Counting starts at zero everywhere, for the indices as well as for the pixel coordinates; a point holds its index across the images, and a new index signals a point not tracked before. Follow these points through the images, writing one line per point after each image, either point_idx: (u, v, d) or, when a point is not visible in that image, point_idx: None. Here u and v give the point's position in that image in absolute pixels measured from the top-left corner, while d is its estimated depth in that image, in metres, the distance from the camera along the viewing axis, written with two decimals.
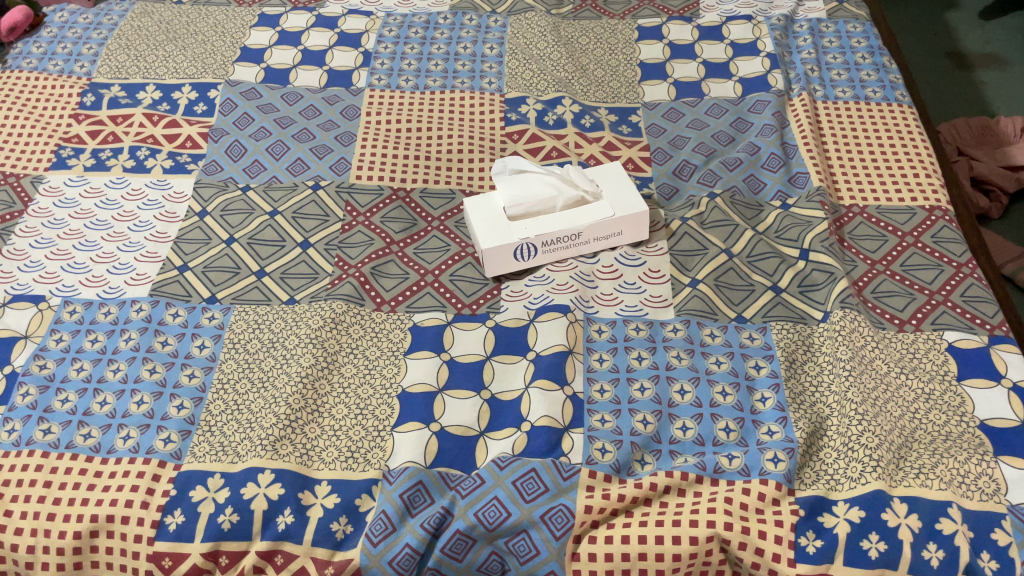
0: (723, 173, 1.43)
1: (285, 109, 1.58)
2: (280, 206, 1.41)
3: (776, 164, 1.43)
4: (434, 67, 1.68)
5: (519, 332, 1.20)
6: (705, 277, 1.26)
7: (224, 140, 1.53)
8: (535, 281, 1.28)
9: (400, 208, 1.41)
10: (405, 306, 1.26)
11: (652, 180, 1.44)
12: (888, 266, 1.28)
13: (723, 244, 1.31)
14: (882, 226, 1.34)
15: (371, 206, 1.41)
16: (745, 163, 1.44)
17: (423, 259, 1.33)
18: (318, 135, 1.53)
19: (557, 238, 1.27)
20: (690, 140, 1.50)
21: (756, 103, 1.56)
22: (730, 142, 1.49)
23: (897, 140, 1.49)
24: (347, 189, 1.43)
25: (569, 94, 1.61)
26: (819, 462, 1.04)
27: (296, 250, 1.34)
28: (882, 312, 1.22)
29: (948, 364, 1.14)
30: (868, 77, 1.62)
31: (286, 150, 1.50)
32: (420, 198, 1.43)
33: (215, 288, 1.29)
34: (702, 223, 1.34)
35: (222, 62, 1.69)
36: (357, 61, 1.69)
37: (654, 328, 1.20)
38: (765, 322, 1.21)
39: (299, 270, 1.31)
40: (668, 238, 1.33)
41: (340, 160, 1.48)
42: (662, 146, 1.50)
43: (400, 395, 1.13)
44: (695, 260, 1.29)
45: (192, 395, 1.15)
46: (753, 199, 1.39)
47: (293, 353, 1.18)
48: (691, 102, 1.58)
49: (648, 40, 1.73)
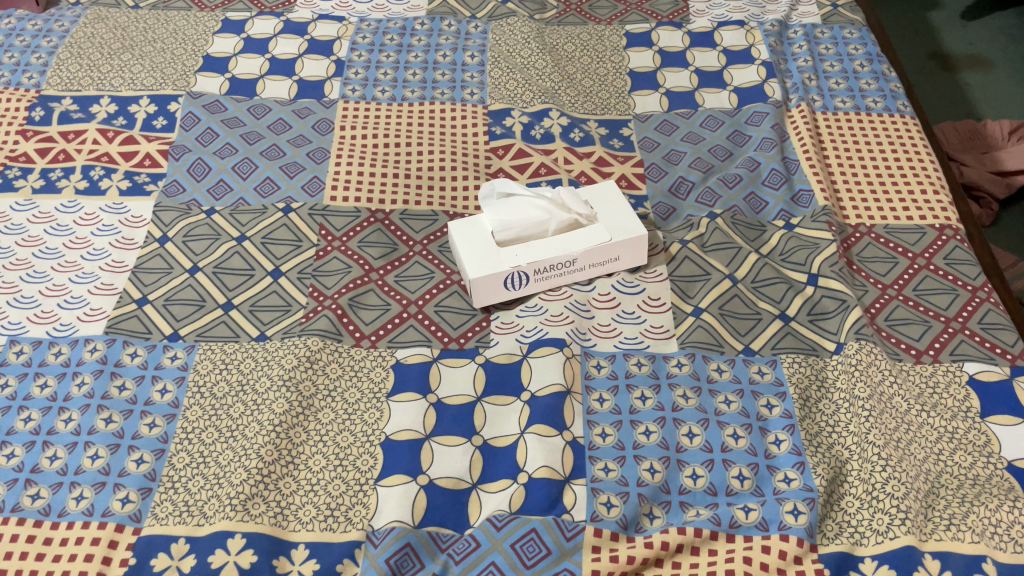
0: (723, 191, 1.35)
1: (252, 123, 1.47)
2: (248, 230, 1.30)
3: (778, 181, 1.35)
4: (412, 76, 1.58)
5: (511, 370, 1.11)
6: (708, 305, 1.18)
7: (186, 158, 1.42)
8: (527, 311, 1.19)
9: (379, 231, 1.31)
10: (387, 341, 1.16)
11: (648, 199, 1.35)
12: (900, 291, 1.21)
13: (727, 269, 1.23)
14: (891, 247, 1.27)
15: (347, 229, 1.31)
16: (745, 180, 1.36)
17: (405, 287, 1.23)
18: (288, 151, 1.42)
19: (550, 266, 1.18)
20: (685, 155, 1.42)
21: (753, 115, 1.48)
22: (728, 157, 1.41)
23: (902, 154, 1.42)
24: (320, 211, 1.33)
25: (556, 105, 1.52)
26: (840, 513, 0.96)
27: (267, 279, 1.24)
28: (897, 342, 1.14)
29: (970, 400, 1.07)
30: (868, 86, 1.55)
31: (254, 169, 1.39)
32: (400, 219, 1.33)
33: (178, 324, 1.18)
34: (703, 246, 1.26)
35: (182, 71, 1.57)
36: (329, 71, 1.59)
37: (656, 363, 1.12)
38: (774, 354, 1.13)
39: (270, 302, 1.21)
40: (668, 262, 1.24)
41: (312, 179, 1.38)
42: (656, 161, 1.41)
43: (384, 443, 1.04)
44: (697, 287, 1.21)
45: (153, 447, 1.04)
46: (755, 219, 1.31)
47: (264, 397, 1.08)
48: (685, 114, 1.50)
49: (637, 47, 1.64)
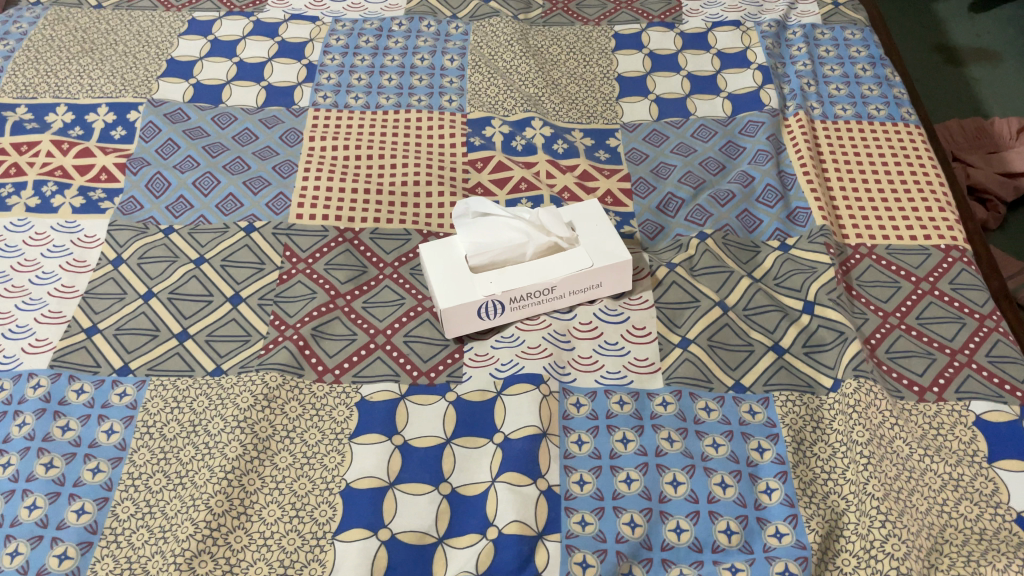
0: (714, 209, 1.26)
1: (217, 133, 1.39)
2: (207, 251, 1.22)
3: (773, 198, 1.27)
4: (388, 82, 1.50)
5: (483, 408, 1.04)
6: (696, 336, 1.10)
7: (144, 172, 1.33)
8: (502, 342, 1.11)
9: (347, 252, 1.23)
10: (351, 375, 1.08)
11: (634, 216, 1.27)
12: (902, 319, 1.13)
13: (717, 295, 1.15)
14: (894, 270, 1.19)
15: (314, 250, 1.23)
16: (738, 197, 1.28)
17: (373, 315, 1.15)
18: (253, 164, 1.34)
19: (527, 294, 1.10)
20: (675, 168, 1.33)
21: (748, 124, 1.39)
22: (720, 171, 1.33)
23: (906, 167, 1.34)
24: (285, 230, 1.25)
25: (539, 113, 1.43)
26: (835, 573, 0.89)
27: (225, 306, 1.16)
28: (899, 377, 1.06)
29: (976, 443, 0.99)
30: (870, 92, 1.46)
31: (216, 184, 1.31)
32: (370, 239, 1.25)
33: (129, 356, 1.11)
34: (692, 270, 1.18)
35: (144, 77, 1.49)
36: (300, 76, 1.50)
37: (640, 401, 1.04)
38: (766, 391, 1.05)
39: (228, 332, 1.13)
40: (654, 288, 1.16)
41: (278, 195, 1.30)
42: (644, 175, 1.33)
43: (344, 492, 0.96)
44: (685, 315, 1.13)
45: (95, 495, 0.97)
46: (748, 239, 1.23)
47: (217, 440, 1.00)
48: (675, 123, 1.42)
49: (626, 49, 1.56)
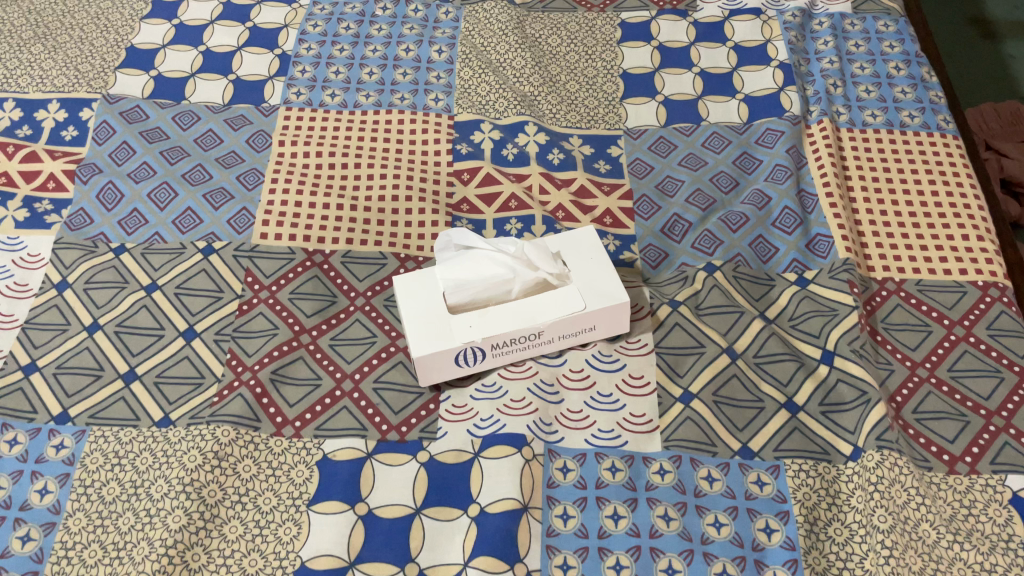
0: (724, 234, 1.13)
1: (176, 136, 1.26)
2: (160, 276, 1.11)
3: (791, 224, 1.14)
4: (368, 76, 1.35)
5: (458, 473, 0.92)
6: (700, 389, 0.98)
7: (95, 181, 1.20)
8: (483, 392, 0.99)
9: (315, 279, 1.11)
10: (313, 428, 0.97)
11: (635, 241, 1.14)
12: (932, 372, 1.01)
13: (724, 340, 1.02)
14: (924, 310, 1.06)
15: (278, 276, 1.11)
16: (752, 220, 1.14)
17: (340, 355, 1.04)
18: (215, 174, 1.21)
19: (510, 340, 0.98)
20: (683, 185, 1.20)
21: (765, 133, 1.25)
22: (733, 189, 1.19)
23: (941, 185, 1.19)
24: (247, 251, 1.13)
25: (534, 116, 1.29)
26: None
27: (177, 342, 1.05)
28: (927, 443, 0.95)
29: (1013, 526, 0.88)
30: (903, 95, 1.32)
31: (173, 196, 1.18)
32: (341, 263, 1.13)
33: (69, 401, 1.00)
34: (698, 308, 1.05)
35: (100, 68, 1.35)
36: (272, 68, 1.36)
37: (634, 468, 0.92)
38: (777, 458, 0.93)
39: (179, 373, 1.02)
40: (654, 329, 1.04)
41: (241, 211, 1.17)
42: (648, 192, 1.20)
43: (299, 571, 0.86)
44: (688, 363, 1.01)
45: (24, 569, 0.87)
46: (760, 271, 1.10)
47: (161, 506, 0.90)
48: (685, 129, 1.28)
49: (634, 40, 1.41)
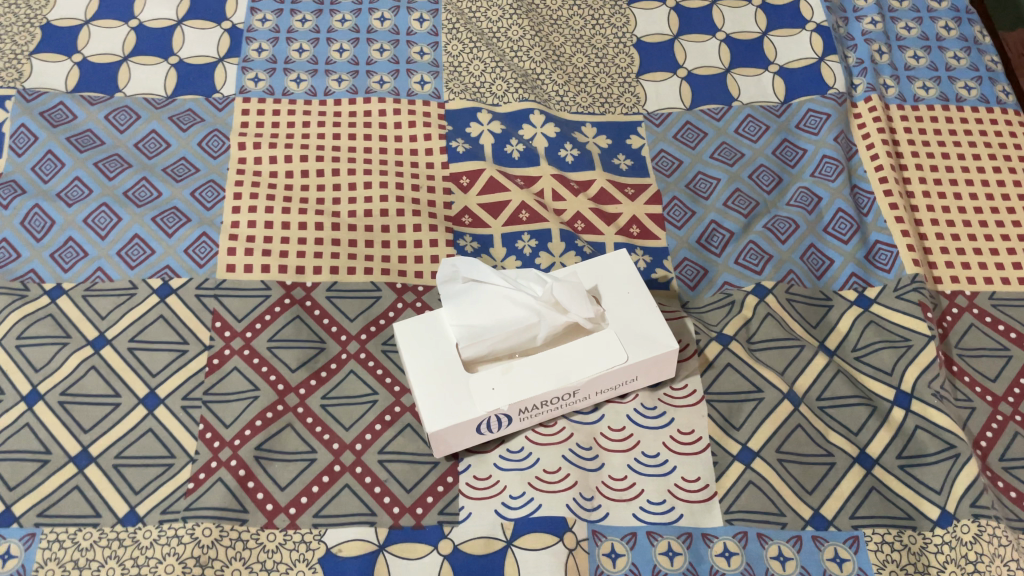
0: (772, 246, 0.98)
1: (113, 141, 1.05)
2: (109, 327, 0.92)
3: (846, 230, 0.99)
4: (338, 54, 1.15)
5: (491, 567, 0.78)
6: (760, 446, 0.85)
7: (17, 204, 0.99)
8: (510, 460, 0.84)
9: (297, 322, 0.93)
10: (311, 516, 0.81)
11: (669, 257, 0.99)
12: (1017, 408, 0.88)
13: (784, 382, 0.88)
14: (1001, 331, 0.93)
15: (253, 320, 0.93)
16: (802, 227, 0.99)
17: (335, 419, 0.87)
18: (165, 190, 1.01)
19: (541, 403, 0.82)
20: (719, 184, 1.03)
21: (807, 115, 1.09)
22: (776, 186, 1.03)
23: (1007, 174, 1.05)
24: (212, 290, 0.95)
25: (539, 101, 1.10)
26: None
27: (138, 411, 0.87)
28: (1020, 499, 0.83)
29: None
30: (956, 62, 1.16)
31: (116, 221, 0.98)
32: (326, 299, 0.95)
33: (11, 495, 0.82)
34: (752, 343, 0.91)
35: (12, 53, 1.12)
36: (222, 48, 1.15)
37: (693, 551, 0.79)
38: (856, 528, 0.81)
39: (143, 452, 0.85)
40: (703, 371, 0.89)
41: (200, 237, 0.98)
42: (679, 193, 1.03)
43: None
44: (745, 412, 0.87)
45: None
46: (815, 289, 0.95)
47: None
48: (713, 112, 1.10)
49: (646, 2, 1.22)
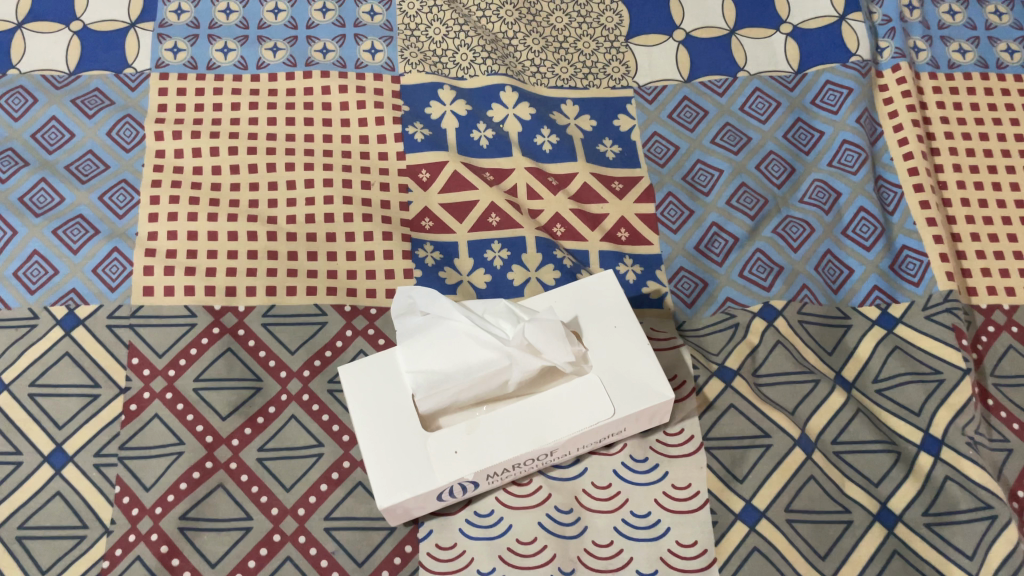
0: (782, 254, 0.84)
1: (6, 132, 0.89)
2: (6, 368, 0.78)
3: (868, 234, 0.85)
4: (273, 17, 0.98)
5: None
6: (767, 503, 0.73)
7: None
8: (477, 526, 0.73)
9: (228, 357, 0.80)
10: None
11: (663, 267, 0.85)
12: None
13: (796, 425, 0.76)
14: None
15: (176, 355, 0.79)
16: (817, 231, 0.85)
17: (274, 477, 0.75)
18: (69, 194, 0.86)
19: (514, 464, 0.70)
20: (721, 176, 0.89)
21: (825, 89, 0.93)
22: (787, 178, 0.88)
23: None
24: (127, 319, 0.80)
25: (512, 74, 0.95)
26: None
27: (43, 472, 0.75)
28: None
29: None
30: (997, 19, 0.99)
31: (11, 234, 0.83)
32: (262, 327, 0.81)
33: None
34: (758, 379, 0.79)
35: None
36: (135, 11, 0.97)
37: None
38: None
39: (51, 523, 0.73)
40: (701, 413, 0.77)
41: (112, 253, 0.83)
42: (676, 188, 0.89)
43: None
44: (749, 462, 0.75)
45: None
46: (832, 306, 0.82)
47: None
48: (716, 84, 0.95)
49: None
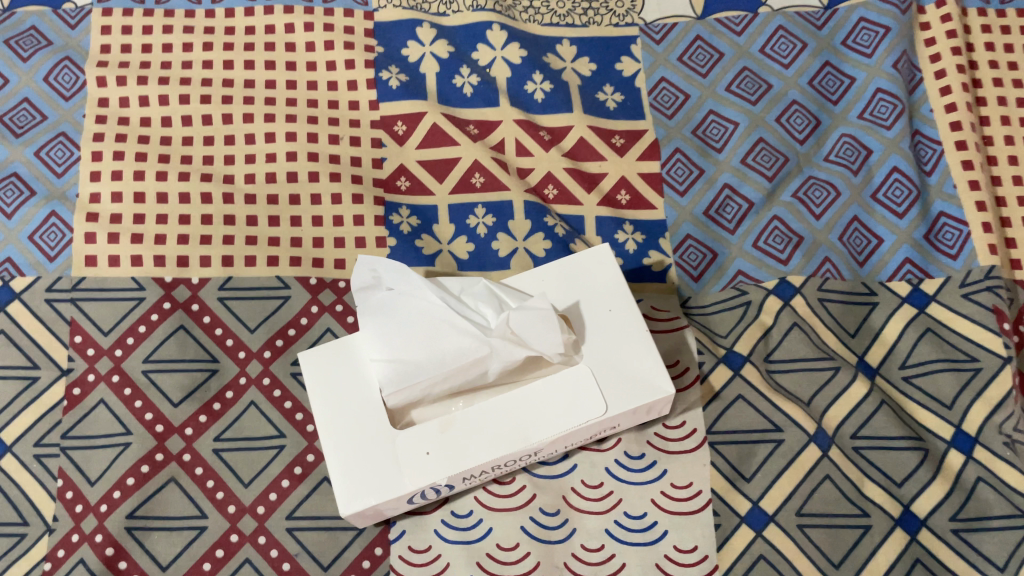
0: (802, 221, 0.75)
1: None
2: None
3: (901, 199, 0.75)
4: None
5: None
6: (776, 506, 0.66)
7: None
8: (455, 529, 0.66)
9: (182, 336, 0.72)
10: None
11: (667, 233, 0.76)
12: None
13: (811, 417, 0.68)
14: None
15: (124, 332, 0.71)
16: (843, 194, 0.76)
17: (232, 471, 0.68)
18: (3, 150, 0.78)
19: (494, 465, 0.63)
20: (736, 130, 0.79)
21: (858, 28, 0.82)
22: (811, 132, 0.78)
23: None
24: (68, 292, 0.72)
25: (500, 10, 0.85)
26: None
27: None
28: None
29: None
30: None
31: None
32: (220, 301, 0.73)
33: None
34: (771, 365, 0.70)
35: None
36: None
37: None
38: None
39: None
40: (705, 404, 0.69)
41: (50, 216, 0.75)
42: (684, 143, 0.79)
43: None
44: (759, 460, 0.67)
45: None
46: (856, 281, 0.73)
47: None
48: (733, 22, 0.84)
49: None
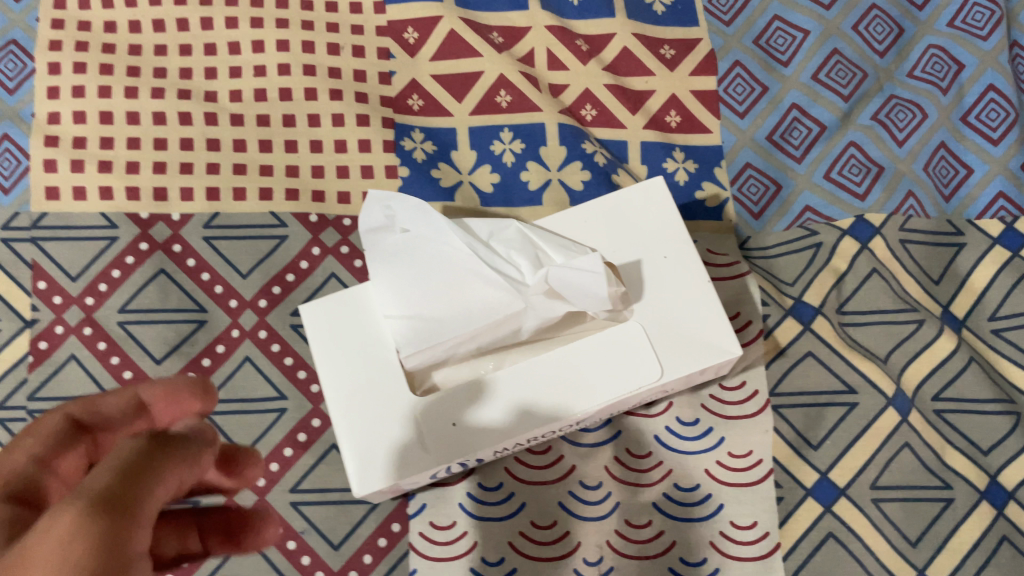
0: (881, 146, 0.66)
1: None
2: None
3: (997, 123, 0.66)
4: None
5: None
6: (847, 479, 0.57)
7: None
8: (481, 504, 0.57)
9: (163, 281, 0.62)
10: None
11: (726, 159, 0.67)
12: None
13: (890, 376, 0.59)
14: None
15: (96, 277, 0.61)
16: (930, 116, 0.66)
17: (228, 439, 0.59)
18: None
19: (531, 437, 0.54)
20: (805, 40, 0.69)
21: None
22: (892, 44, 0.69)
23: None
24: (28, 229, 0.62)
25: None
26: None
27: None
28: None
29: None
30: None
31: None
32: (206, 240, 0.63)
33: None
34: (844, 316, 0.61)
35: None
36: None
37: None
38: None
39: None
40: (769, 361, 0.60)
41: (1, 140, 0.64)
42: (746, 55, 0.69)
43: None
44: (829, 426, 0.58)
45: None
46: (941, 219, 0.64)
47: None
48: None
49: None
